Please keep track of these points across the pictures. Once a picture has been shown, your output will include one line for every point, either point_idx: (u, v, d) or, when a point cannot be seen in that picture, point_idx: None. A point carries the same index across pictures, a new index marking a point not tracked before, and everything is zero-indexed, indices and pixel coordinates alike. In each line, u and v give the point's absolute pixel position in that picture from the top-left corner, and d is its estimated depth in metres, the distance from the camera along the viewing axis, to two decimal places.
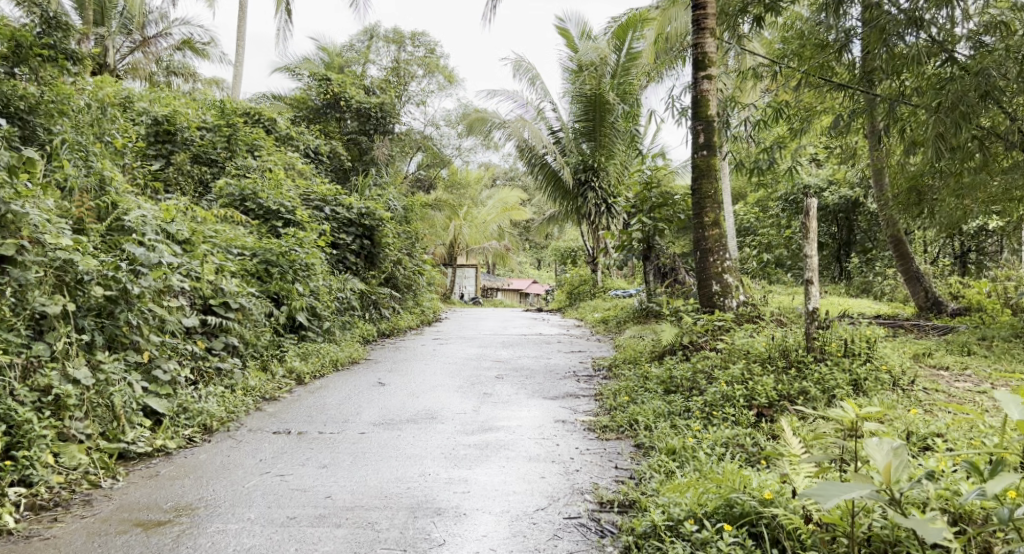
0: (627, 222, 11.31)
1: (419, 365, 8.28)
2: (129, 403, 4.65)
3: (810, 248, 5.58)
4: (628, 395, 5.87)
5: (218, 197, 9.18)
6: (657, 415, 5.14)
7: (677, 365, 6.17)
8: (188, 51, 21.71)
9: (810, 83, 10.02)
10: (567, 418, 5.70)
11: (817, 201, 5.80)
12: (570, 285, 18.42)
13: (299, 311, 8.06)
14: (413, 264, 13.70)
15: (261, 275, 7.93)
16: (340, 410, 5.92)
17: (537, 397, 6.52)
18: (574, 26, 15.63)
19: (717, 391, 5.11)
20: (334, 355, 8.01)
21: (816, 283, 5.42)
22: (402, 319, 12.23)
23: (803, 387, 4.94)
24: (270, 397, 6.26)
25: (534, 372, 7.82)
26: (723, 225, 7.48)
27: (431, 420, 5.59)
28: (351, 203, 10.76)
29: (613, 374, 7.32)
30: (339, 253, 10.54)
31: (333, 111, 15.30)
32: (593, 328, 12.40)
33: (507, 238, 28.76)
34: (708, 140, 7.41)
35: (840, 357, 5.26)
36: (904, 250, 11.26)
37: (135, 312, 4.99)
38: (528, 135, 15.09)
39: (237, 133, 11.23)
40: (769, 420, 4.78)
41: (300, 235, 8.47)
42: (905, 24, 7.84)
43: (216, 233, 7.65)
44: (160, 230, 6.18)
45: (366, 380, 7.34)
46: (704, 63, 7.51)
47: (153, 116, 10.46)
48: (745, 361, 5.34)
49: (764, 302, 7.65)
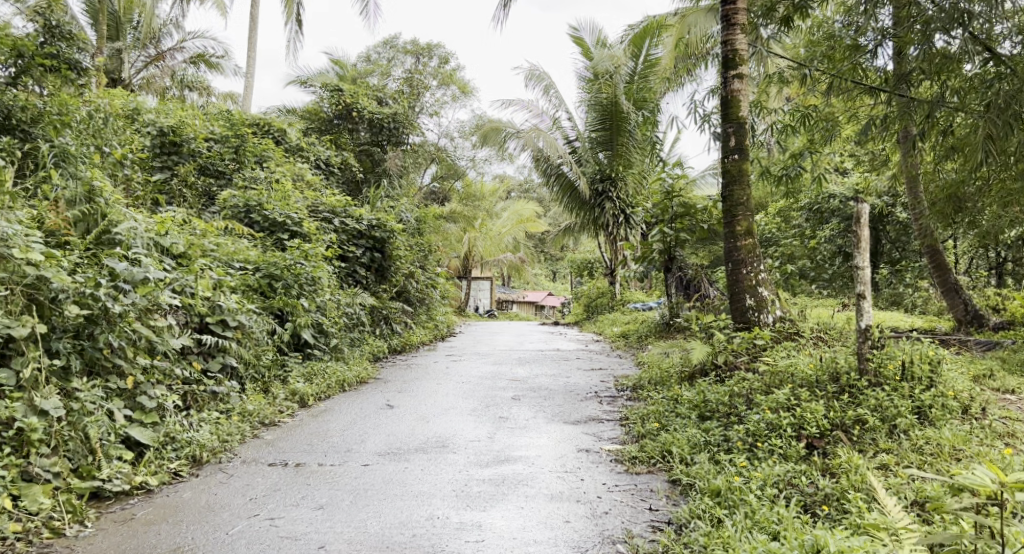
0: (648, 233, 10.84)
1: (431, 385, 7.79)
2: (107, 435, 4.22)
3: (862, 258, 5.06)
4: (659, 422, 5.38)
5: (222, 209, 8.79)
6: (693, 446, 4.66)
7: (710, 388, 5.68)
8: (202, 66, 21.46)
9: (839, 86, 9.40)
10: (592, 448, 5.20)
11: (869, 206, 5.25)
12: (588, 297, 17.92)
13: (304, 328, 7.63)
14: (425, 277, 13.25)
15: (264, 290, 7.49)
16: (343, 437, 5.45)
17: (557, 421, 6.02)
18: (588, 33, 15.18)
19: (760, 420, 4.64)
20: (341, 375, 7.55)
21: (868, 297, 4.92)
22: (415, 335, 11.77)
23: (859, 415, 4.47)
24: (269, 422, 5.82)
25: (552, 393, 7.32)
26: (755, 234, 6.98)
27: (442, 450, 5.10)
28: (360, 214, 10.33)
29: (638, 396, 6.79)
30: (348, 267, 10.12)
31: (344, 121, 14.97)
32: (612, 343, 11.88)
33: (522, 250, 28.28)
34: (739, 143, 6.98)
35: (898, 382, 4.74)
36: (941, 261, 10.52)
37: (117, 333, 4.54)
38: (542, 144, 14.50)
39: (245, 144, 10.80)
40: (822, 453, 4.30)
41: (305, 248, 8.02)
42: (947, 21, 7.18)
43: (217, 246, 7.26)
44: (152, 243, 5.76)
45: (374, 402, 6.86)
46: (734, 61, 7.04)
47: (157, 126, 10.09)
48: (789, 386, 4.86)
49: (801, 317, 7.10)
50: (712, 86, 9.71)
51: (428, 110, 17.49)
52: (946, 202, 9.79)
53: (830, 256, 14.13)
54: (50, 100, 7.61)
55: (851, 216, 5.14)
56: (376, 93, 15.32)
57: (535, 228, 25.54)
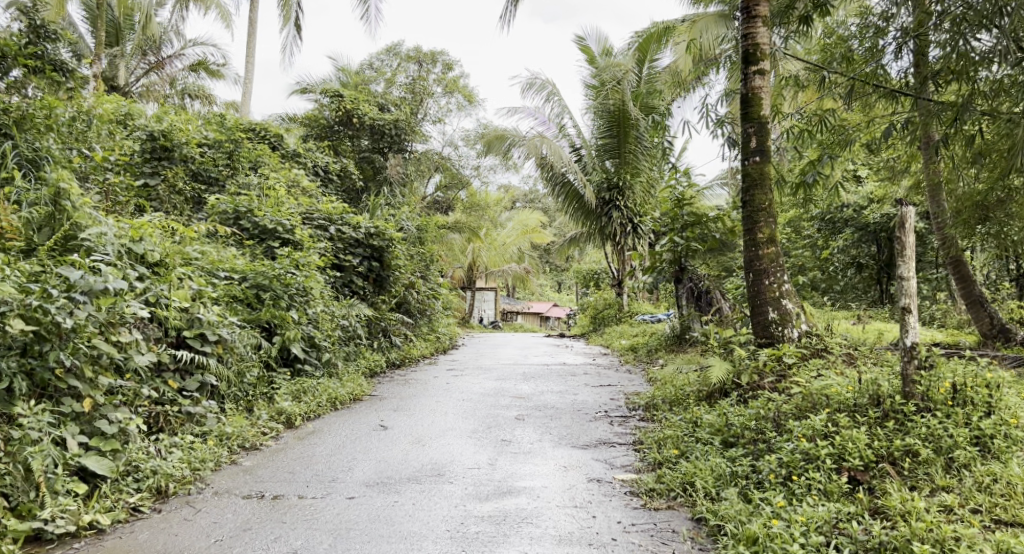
0: (657, 243, 10.33)
1: (429, 403, 7.27)
2: (52, 467, 3.77)
3: (908, 269, 4.57)
4: (678, 449, 4.89)
5: (210, 216, 8.30)
6: (718, 478, 4.21)
7: (733, 410, 5.18)
8: (202, 74, 21.07)
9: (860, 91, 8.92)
10: (603, 477, 4.71)
11: (914, 208, 4.67)
12: (594, 308, 17.39)
13: (294, 341, 7.15)
14: (427, 287, 12.78)
15: (250, 301, 7.02)
16: (329, 463, 4.97)
17: (565, 445, 5.51)
18: (594, 39, 14.69)
19: (793, 449, 4.18)
20: (333, 392, 7.05)
21: (914, 312, 4.49)
22: (415, 348, 11.29)
23: (909, 444, 4.03)
24: (251, 446, 5.35)
25: (559, 412, 6.80)
26: (779, 242, 6.47)
27: (437, 479, 4.59)
28: (358, 222, 9.85)
29: (652, 417, 6.28)
30: (344, 277, 9.63)
31: (346, 128, 14.48)
32: (621, 357, 11.37)
33: (527, 261, 27.84)
34: (761, 144, 6.51)
35: (950, 407, 4.26)
36: (965, 272, 9.79)
37: (70, 351, 4.07)
38: (546, 151, 14.02)
39: (240, 149, 10.32)
40: (867, 489, 3.89)
41: (295, 257, 7.54)
42: (973, 23, 6.72)
43: (200, 254, 6.79)
44: (122, 250, 5.29)
45: (367, 422, 6.35)
46: (755, 56, 6.58)
47: (147, 131, 9.62)
48: (825, 411, 4.38)
49: (828, 332, 6.59)
50: (725, 90, 9.23)
51: (431, 118, 17.08)
52: (972, 211, 8.90)
53: (844, 267, 13.63)
54: (34, 102, 7.00)
55: (894, 223, 4.64)
56: (377, 100, 14.88)
57: (539, 238, 25.14)
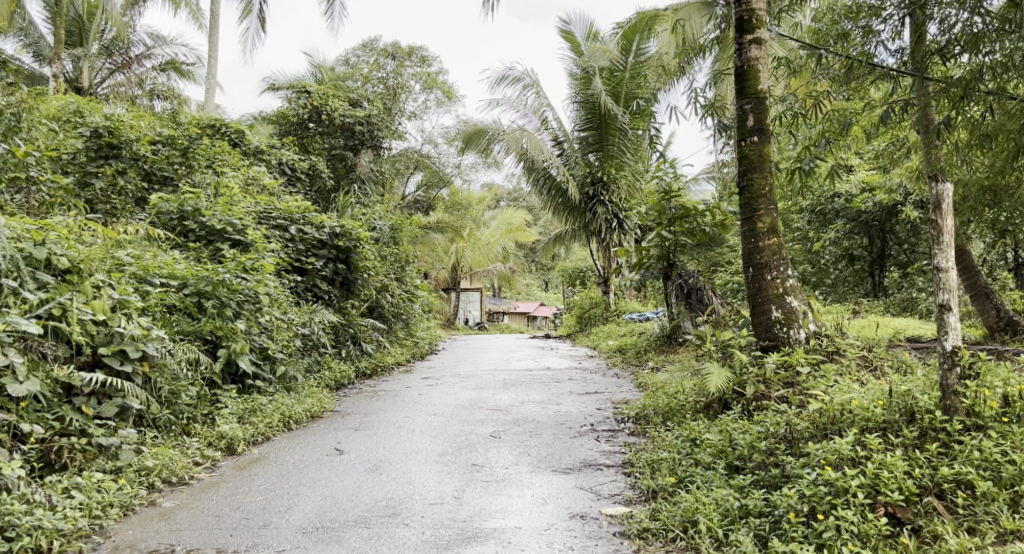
0: (644, 237, 9.61)
1: (394, 419, 6.49)
2: None
3: (946, 259, 4.17)
4: (676, 476, 4.22)
5: (152, 217, 7.48)
6: (724, 516, 3.73)
7: (736, 426, 4.51)
8: (172, 74, 20.02)
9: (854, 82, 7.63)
10: (587, 510, 4.05)
11: (952, 186, 4.26)
12: (580, 308, 16.66)
13: (242, 355, 6.36)
14: (402, 290, 11.96)
15: (190, 311, 6.22)
16: (267, 500, 4.28)
17: (544, 469, 4.78)
18: (580, 27, 13.61)
19: (817, 480, 3.76)
20: (286, 409, 6.26)
21: (954, 310, 4.12)
22: (389, 355, 10.51)
23: (960, 473, 3.66)
24: (178, 481, 4.57)
25: (540, 426, 6.06)
26: (781, 232, 5.77)
27: (390, 521, 3.95)
28: (321, 221, 9.09)
29: (643, 432, 5.56)
30: (306, 282, 8.85)
31: (317, 124, 13.62)
32: (608, 359, 10.68)
33: (513, 260, 27.06)
34: (759, 122, 5.79)
35: (1003, 424, 3.88)
36: (966, 259, 8.57)
37: None
38: (526, 144, 12.97)
39: (196, 147, 9.21)
40: (913, 530, 3.51)
41: (243, 260, 6.76)
42: None
43: (131, 258, 5.98)
44: (15, 257, 4.58)
45: (320, 445, 5.58)
46: (750, 23, 5.89)
47: (92, 125, 8.48)
48: (854, 432, 3.96)
49: (836, 332, 5.93)
50: (715, 74, 8.46)
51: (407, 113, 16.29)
52: (979, 196, 8.15)
53: (835, 259, 13.05)
54: None
55: (931, 204, 4.25)
56: (349, 94, 14.05)
57: (524, 236, 24.41)
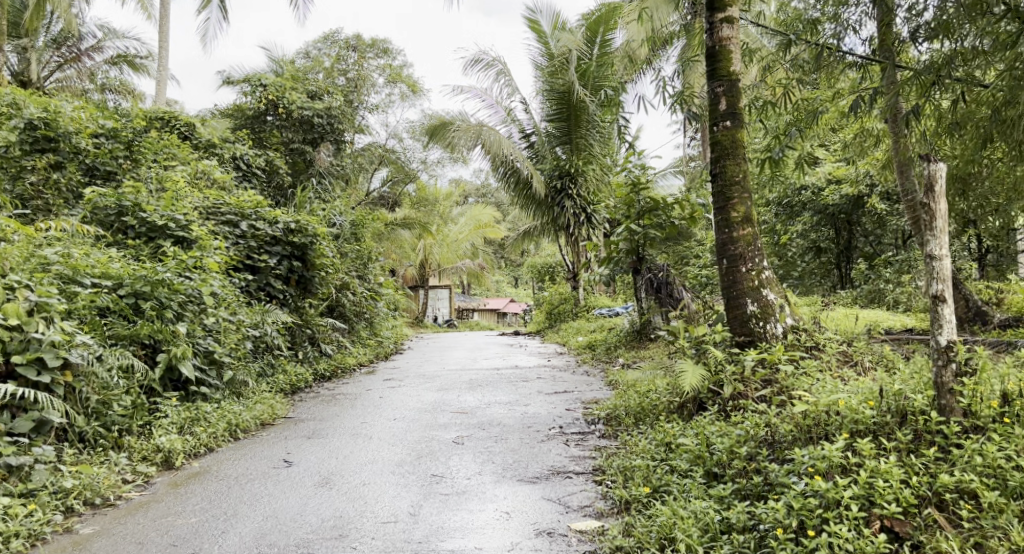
0: (613, 230, 9.28)
1: (352, 425, 6.07)
2: None
3: (940, 245, 3.88)
4: (652, 486, 3.90)
5: (88, 213, 6.96)
6: (705, 531, 3.42)
7: (714, 429, 4.20)
8: (126, 67, 19.24)
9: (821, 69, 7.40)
10: (554, 526, 3.72)
11: (946, 166, 3.91)
12: (549, 304, 16.31)
13: (184, 360, 5.88)
14: (365, 288, 11.49)
15: (126, 313, 5.73)
16: (202, 522, 3.88)
17: (508, 479, 4.44)
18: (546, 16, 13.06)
19: (805, 490, 3.47)
20: (233, 417, 5.81)
21: (950, 301, 3.83)
22: (350, 356, 10.06)
23: (962, 481, 3.40)
24: (103, 502, 4.15)
25: (507, 431, 5.68)
26: (756, 221, 5.47)
27: (337, 546, 3.59)
28: (274, 216, 8.62)
29: (616, 434, 5.24)
30: (258, 281, 8.36)
31: (275, 118, 13.07)
32: (578, 356, 10.35)
33: (481, 257, 26.64)
34: (732, 106, 5.46)
35: (1001, 425, 3.64)
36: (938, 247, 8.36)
37: None
38: (491, 138, 12.52)
39: (141, 141, 8.62)
40: (912, 546, 3.25)
41: (185, 258, 6.29)
42: None
43: (55, 256, 5.48)
44: None
45: (269, 457, 5.16)
46: (721, 1, 5.57)
47: (26, 117, 7.82)
48: (843, 437, 3.67)
49: (814, 326, 5.64)
50: (685, 61, 8.14)
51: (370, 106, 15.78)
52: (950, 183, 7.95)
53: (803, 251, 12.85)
54: None
55: (923, 186, 3.93)
56: (308, 85, 13.48)
57: (493, 233, 24.00)
